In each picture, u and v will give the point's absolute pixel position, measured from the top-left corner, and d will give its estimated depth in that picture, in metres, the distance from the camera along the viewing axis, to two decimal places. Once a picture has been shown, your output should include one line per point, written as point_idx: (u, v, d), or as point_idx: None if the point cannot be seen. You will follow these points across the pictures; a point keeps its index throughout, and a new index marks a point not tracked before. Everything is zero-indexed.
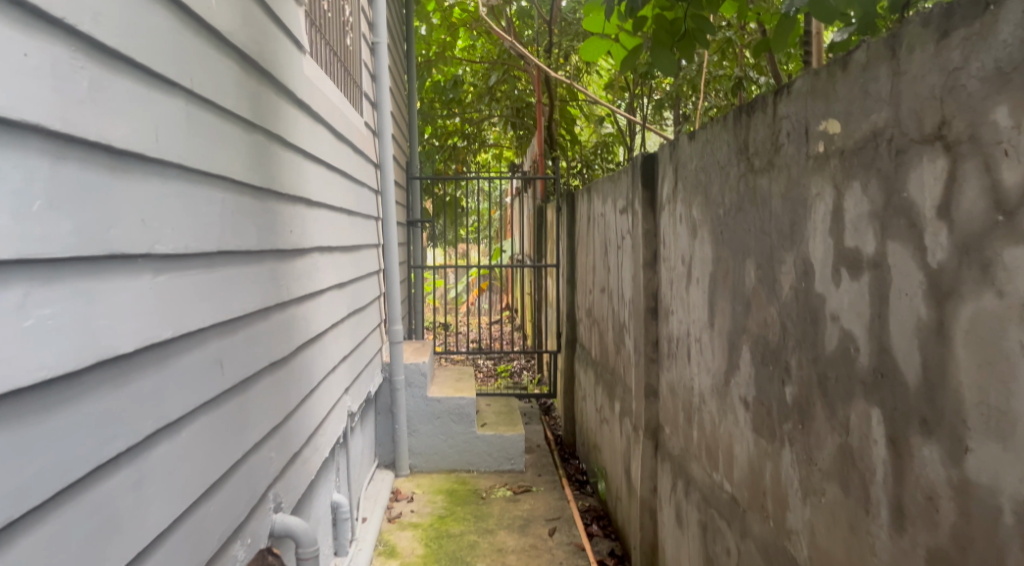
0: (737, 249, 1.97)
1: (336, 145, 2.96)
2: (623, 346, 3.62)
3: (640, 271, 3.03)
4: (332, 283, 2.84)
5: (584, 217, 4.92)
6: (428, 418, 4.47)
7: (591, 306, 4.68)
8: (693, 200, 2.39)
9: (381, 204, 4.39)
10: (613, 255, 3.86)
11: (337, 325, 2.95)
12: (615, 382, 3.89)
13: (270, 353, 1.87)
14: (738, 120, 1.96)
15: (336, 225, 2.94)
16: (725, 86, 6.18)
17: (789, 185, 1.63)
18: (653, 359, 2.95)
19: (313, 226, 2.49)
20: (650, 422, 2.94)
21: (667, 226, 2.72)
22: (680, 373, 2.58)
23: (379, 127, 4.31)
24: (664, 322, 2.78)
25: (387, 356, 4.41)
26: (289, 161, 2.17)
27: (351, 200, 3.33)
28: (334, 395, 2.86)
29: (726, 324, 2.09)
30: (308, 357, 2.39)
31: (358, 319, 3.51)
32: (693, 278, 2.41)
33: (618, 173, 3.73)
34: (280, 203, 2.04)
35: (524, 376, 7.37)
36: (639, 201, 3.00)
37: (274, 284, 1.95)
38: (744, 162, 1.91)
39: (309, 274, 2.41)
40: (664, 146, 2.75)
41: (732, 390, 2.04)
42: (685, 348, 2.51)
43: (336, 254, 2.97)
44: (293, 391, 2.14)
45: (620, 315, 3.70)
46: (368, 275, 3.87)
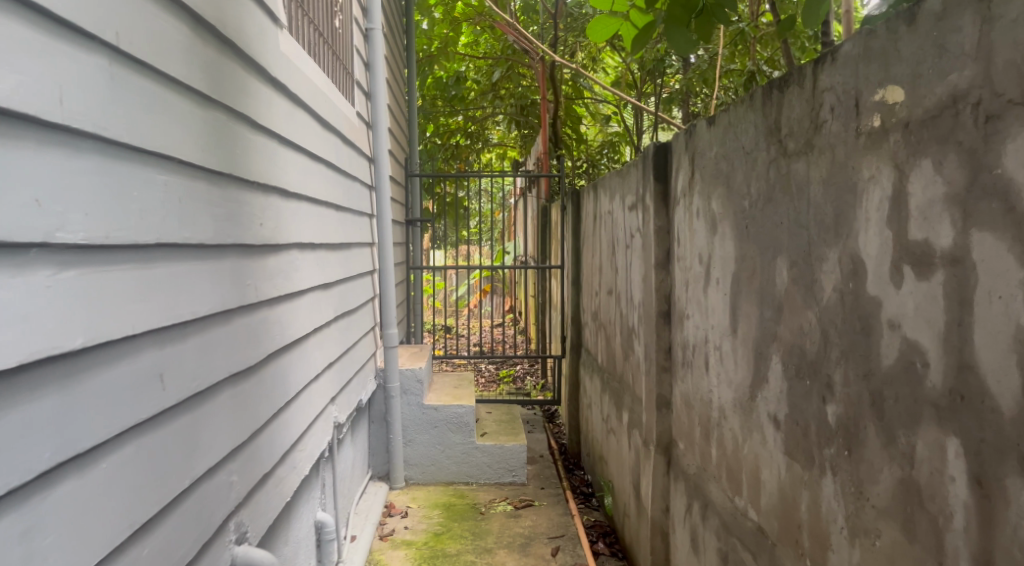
0: (765, 245, 1.73)
1: (321, 133, 2.72)
2: (633, 353, 3.37)
3: (651, 271, 2.79)
4: (315, 283, 2.60)
5: (590, 215, 4.68)
6: (425, 427, 4.23)
7: (598, 309, 4.45)
8: (712, 191, 2.15)
9: (374, 201, 4.15)
10: (622, 255, 3.62)
11: (322, 330, 2.72)
12: (622, 390, 3.65)
13: (232, 363, 1.64)
14: (766, 98, 1.72)
15: (321, 220, 2.70)
16: (736, 82, 5.94)
17: (833, 168, 1.39)
18: (665, 367, 2.70)
19: (291, 219, 2.26)
20: (663, 436, 2.69)
21: (683, 222, 2.47)
22: (697, 384, 2.33)
23: (374, 120, 4.08)
24: (679, 326, 2.54)
25: (382, 362, 4.19)
26: (259, 145, 1.93)
27: (339, 195, 3.09)
28: (318, 406, 2.62)
29: (752, 330, 1.85)
30: (284, 366, 2.15)
31: (348, 322, 3.27)
32: (712, 278, 2.17)
33: (627, 168, 3.49)
34: (247, 191, 1.81)
35: (527, 381, 7.12)
36: (651, 195, 2.76)
37: (237, 283, 1.71)
38: (775, 145, 1.67)
39: (286, 273, 2.17)
40: (679, 135, 2.51)
41: (759, 405, 1.79)
42: (702, 356, 2.27)
43: (321, 252, 2.74)
44: (263, 405, 1.90)
45: (629, 320, 3.46)
46: (360, 275, 3.64)
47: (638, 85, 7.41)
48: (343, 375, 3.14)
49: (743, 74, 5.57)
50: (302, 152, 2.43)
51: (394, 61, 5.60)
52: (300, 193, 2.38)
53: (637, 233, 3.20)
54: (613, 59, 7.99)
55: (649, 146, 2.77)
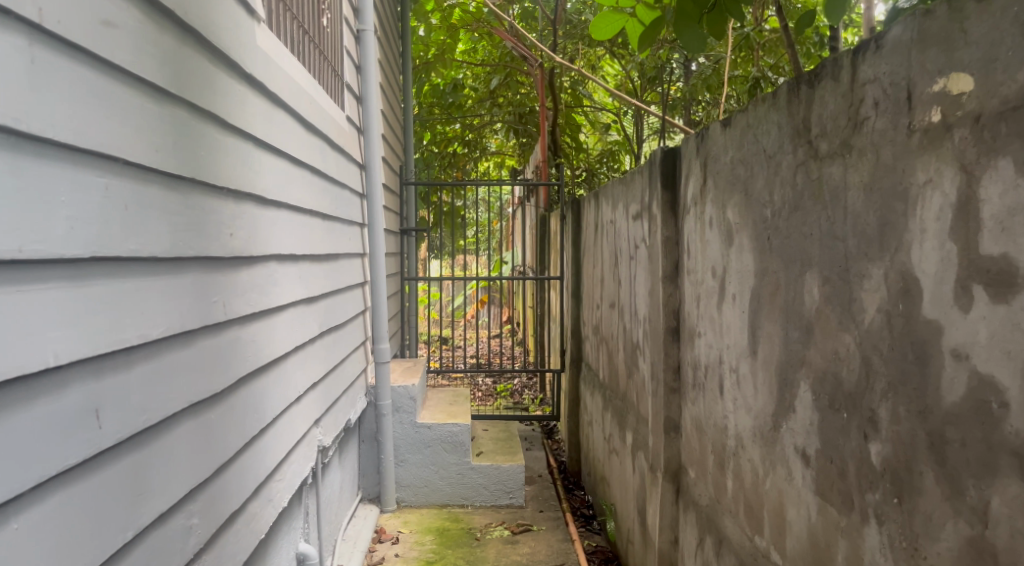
0: (791, 258, 1.56)
1: (305, 136, 2.55)
2: (637, 370, 3.18)
3: (658, 285, 2.61)
4: (297, 298, 2.42)
5: (591, 225, 4.51)
6: (418, 447, 4.05)
7: (599, 323, 4.27)
8: (728, 199, 1.98)
9: (365, 210, 3.97)
10: (625, 267, 3.44)
11: (303, 348, 2.53)
12: (626, 409, 3.47)
13: (193, 391, 1.45)
14: (791, 96, 1.55)
15: (303, 230, 2.52)
16: (740, 90, 5.81)
17: (876, 171, 1.22)
18: (673, 388, 2.52)
19: (267, 229, 2.07)
20: (671, 462, 2.51)
21: (694, 232, 2.30)
22: (710, 409, 2.15)
23: (365, 125, 3.91)
24: (689, 345, 2.36)
25: (373, 379, 4.01)
26: (230, 147, 1.76)
27: (325, 202, 2.91)
28: (299, 429, 2.43)
29: (774, 352, 1.67)
30: (259, 390, 1.96)
31: (334, 338, 3.08)
32: (728, 294, 1.99)
33: (630, 175, 3.32)
34: (214, 197, 1.63)
35: (525, 395, 6.93)
36: (658, 204, 2.58)
37: (201, 300, 1.53)
38: (803, 147, 1.49)
39: (261, 288, 1.99)
40: (689, 139, 2.34)
41: (783, 437, 1.61)
42: (716, 378, 2.09)
43: (304, 265, 2.56)
44: (233, 435, 1.71)
45: (633, 335, 3.27)
46: (349, 287, 3.46)
47: (639, 93, 7.27)
48: (329, 395, 2.95)
49: (747, 81, 5.43)
50: (283, 156, 2.26)
51: (388, 67, 5.43)
52: (280, 202, 2.20)
53: (642, 244, 3.02)
54: (613, 67, 7.86)
55: (656, 151, 2.60)
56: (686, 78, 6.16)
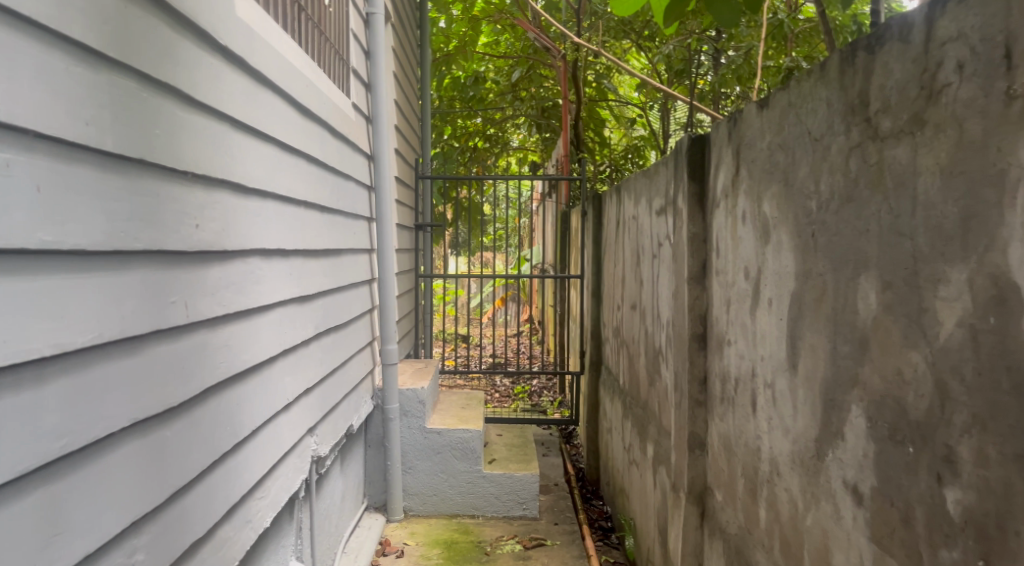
0: (840, 258, 1.32)
1: (296, 120, 2.35)
2: (660, 377, 2.95)
3: (683, 287, 2.38)
4: (287, 297, 2.22)
5: (613, 221, 4.28)
6: (426, 454, 3.84)
7: (619, 325, 4.05)
8: (764, 190, 1.74)
9: (373, 203, 3.77)
10: (647, 266, 3.20)
11: (295, 351, 2.34)
12: (647, 418, 3.24)
13: (134, 406, 1.26)
14: (842, 66, 1.32)
15: (295, 223, 2.33)
16: (772, 81, 5.56)
17: (958, 151, 0.99)
18: (699, 401, 2.28)
19: (248, 221, 1.87)
20: (696, 482, 2.28)
21: (724, 227, 2.06)
22: (740, 427, 1.91)
23: (374, 114, 3.71)
24: (717, 353, 2.13)
25: (380, 381, 3.82)
26: (200, 126, 1.56)
27: (323, 193, 2.71)
28: (289, 441, 2.23)
29: (818, 368, 1.43)
30: (235, 400, 1.76)
31: (335, 339, 2.90)
32: (762, 298, 1.76)
33: (653, 167, 3.08)
34: (172, 182, 1.44)
35: (544, 397, 6.72)
36: (684, 196, 2.34)
37: (153, 301, 1.34)
38: (858, 125, 1.26)
39: (239, 285, 1.80)
40: (719, 125, 2.10)
41: (828, 469, 1.38)
42: (748, 394, 1.85)
43: (297, 261, 2.37)
44: (197, 453, 1.52)
45: (655, 340, 3.04)
46: (353, 285, 3.27)
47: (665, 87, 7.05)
48: (326, 401, 2.75)
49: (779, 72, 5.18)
50: (270, 141, 2.06)
51: (403, 57, 5.23)
52: (265, 191, 2.01)
53: (666, 242, 2.79)
54: (639, 59, 7.63)
55: (682, 139, 2.36)
56: (715, 69, 5.92)
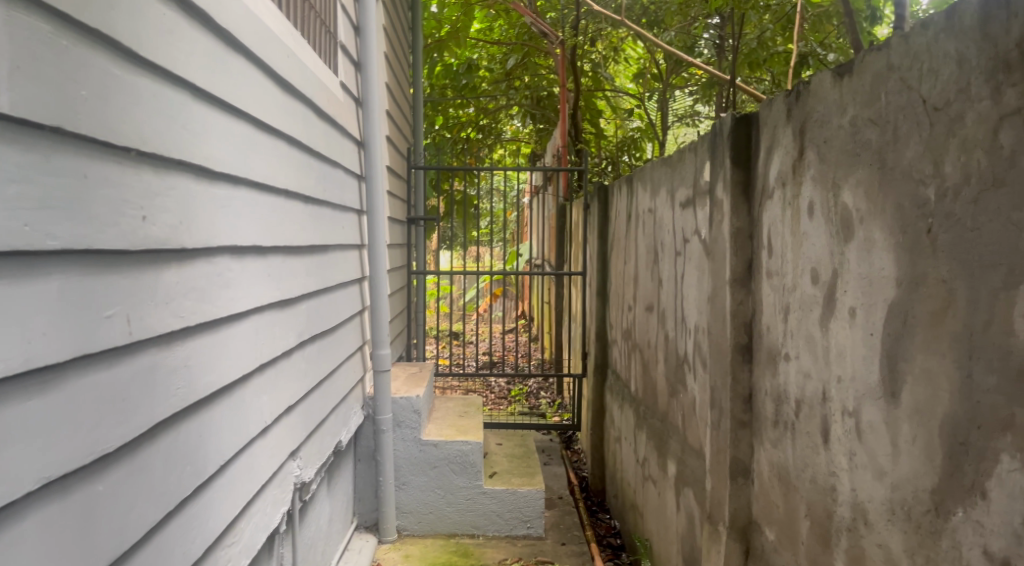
0: (980, 260, 1.02)
1: (274, 95, 2.03)
2: (688, 389, 2.65)
3: (722, 290, 2.07)
4: (264, 302, 1.90)
5: (621, 214, 3.98)
6: (421, 468, 3.54)
7: (630, 326, 3.75)
8: (842, 175, 1.44)
9: (363, 194, 3.44)
10: (669, 263, 2.90)
11: (274, 364, 2.02)
12: (668, 431, 2.95)
13: (40, 465, 0.97)
14: (986, 11, 1.02)
15: (273, 216, 2.00)
16: (780, 69, 5.30)
17: None
18: (743, 422, 1.98)
19: (213, 212, 1.55)
20: (738, 514, 1.98)
21: (780, 220, 1.76)
22: (804, 459, 1.61)
23: (365, 96, 3.38)
24: (770, 369, 1.83)
25: (371, 389, 3.50)
26: (141, 91, 1.24)
27: (306, 181, 2.38)
28: (267, 470, 1.91)
29: (935, 400, 1.13)
30: (198, 432, 1.44)
31: (320, 347, 2.58)
32: (840, 307, 1.45)
33: (678, 154, 2.78)
34: (103, 160, 1.12)
35: (542, 399, 6.42)
36: (725, 185, 2.03)
37: (77, 318, 1.04)
38: (1016, 86, 0.96)
39: (203, 292, 1.47)
40: (774, 100, 1.79)
41: (955, 533, 1.09)
42: (816, 422, 1.55)
43: (277, 260, 2.04)
44: (142, 507, 1.21)
45: (680, 347, 2.74)
46: (341, 286, 2.94)
47: (664, 77, 6.77)
48: (311, 417, 2.43)
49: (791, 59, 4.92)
50: (240, 116, 1.73)
51: (395, 37, 4.90)
52: (235, 174, 1.68)
53: (698, 237, 2.48)
54: (636, 48, 7.33)
55: (723, 119, 2.05)
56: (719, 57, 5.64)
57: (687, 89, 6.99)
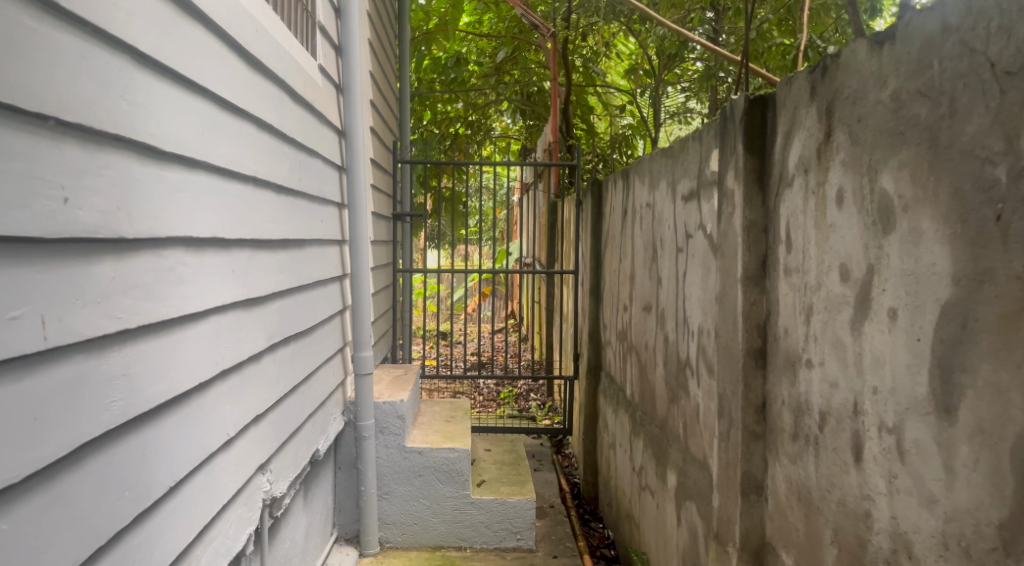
0: None
1: (240, 71, 1.83)
2: (690, 396, 2.48)
3: (732, 288, 1.90)
4: (226, 301, 1.70)
5: (617, 210, 3.80)
6: (406, 477, 3.36)
7: (626, 327, 3.58)
8: (879, 158, 1.27)
9: (344, 187, 3.24)
10: (670, 260, 2.73)
11: (239, 370, 1.82)
12: (668, 439, 2.78)
13: None
14: None
15: (240, 205, 1.81)
16: (776, 63, 5.15)
17: None
18: (756, 435, 1.81)
19: (164, 198, 1.36)
20: (750, 535, 1.81)
21: (800, 211, 1.59)
22: (829, 477, 1.44)
23: (347, 83, 3.18)
24: (789, 376, 1.66)
25: (352, 393, 3.31)
26: (66, 51, 1.05)
27: (279, 169, 2.18)
28: (229, 488, 1.70)
29: (1009, 418, 0.97)
30: (142, 451, 1.24)
31: (295, 349, 2.38)
32: (875, 308, 1.28)
33: (680, 144, 2.61)
34: (7, 130, 0.93)
35: (532, 402, 6.25)
36: (738, 174, 1.86)
37: None
38: None
39: (149, 288, 1.28)
40: (794, 79, 1.62)
41: None
42: (846, 437, 1.38)
43: (243, 254, 1.85)
44: (70, 543, 1.03)
45: (682, 351, 2.57)
46: (319, 284, 2.75)
47: (656, 72, 6.60)
48: (284, 427, 2.24)
49: (789, 51, 4.78)
50: (197, 90, 1.53)
51: (380, 26, 4.70)
52: (191, 156, 1.49)
53: (703, 232, 2.31)
54: (628, 42, 7.17)
55: (735, 102, 1.87)
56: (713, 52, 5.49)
57: (679, 84, 6.83)
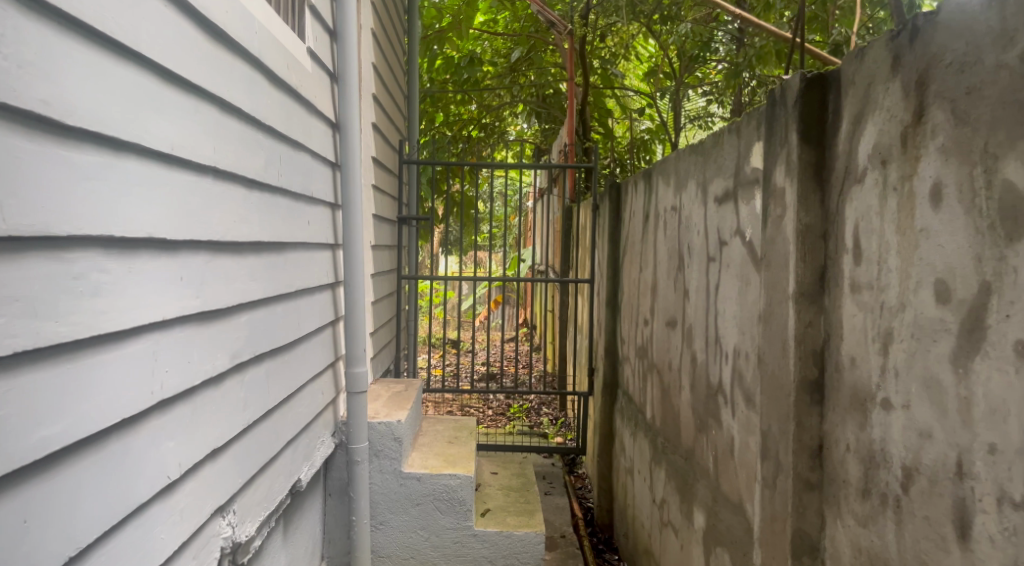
0: None
1: (193, 41, 1.56)
2: (723, 427, 2.17)
3: (781, 307, 1.59)
4: (168, 316, 1.42)
5: (637, 215, 3.50)
6: (402, 505, 3.06)
7: (646, 343, 3.27)
8: (1002, 142, 0.97)
9: (338, 185, 2.96)
10: (699, 271, 2.42)
11: (188, 398, 1.52)
12: (695, 473, 2.47)
13: None
14: None
15: (192, 199, 1.54)
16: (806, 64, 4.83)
17: None
18: (812, 485, 1.49)
19: (64, 189, 1.12)
20: None
21: (873, 214, 1.27)
22: (918, 554, 1.13)
23: (342, 71, 2.89)
24: (855, 417, 1.34)
25: (344, 412, 3.01)
26: None
27: (251, 160, 1.90)
28: (170, 542, 1.42)
29: None
30: (19, 517, 1.02)
31: (270, 368, 2.08)
32: (993, 340, 0.98)
33: (712, 140, 2.30)
34: None
35: (544, 417, 5.94)
36: (790, 170, 1.55)
37: None
38: None
39: (39, 304, 1.06)
40: (865, 52, 1.32)
41: None
42: (942, 505, 1.07)
43: (196, 259, 1.56)
44: None
45: (714, 374, 2.26)
46: (305, 292, 2.46)
47: (677, 75, 6.30)
48: (255, 458, 1.95)
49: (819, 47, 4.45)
50: (115, 50, 1.27)
51: (387, 18, 4.43)
52: (104, 131, 1.22)
53: (742, 240, 2.00)
54: (647, 44, 6.87)
55: (785, 85, 1.57)
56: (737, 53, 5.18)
57: (700, 88, 6.53)
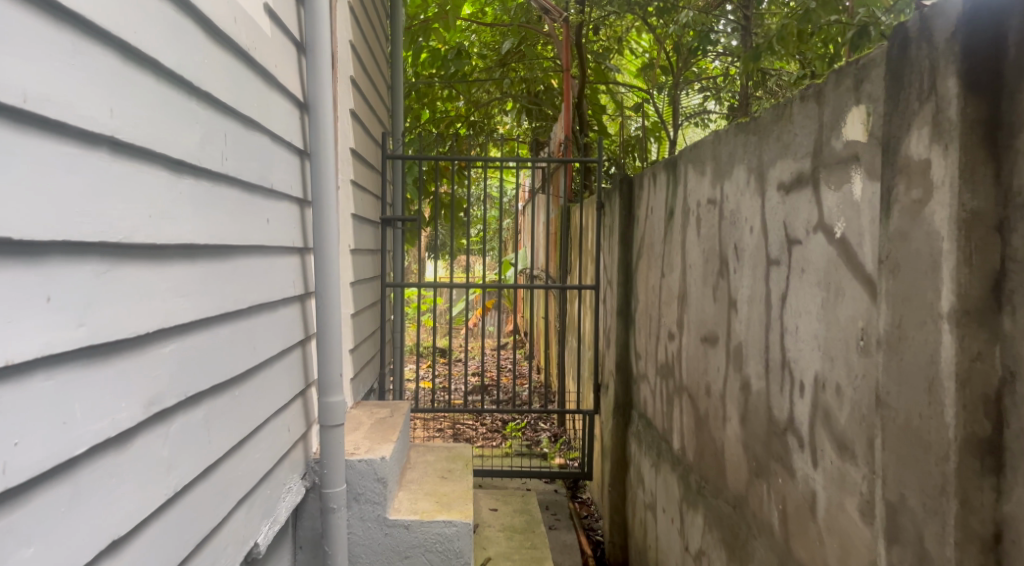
0: None
1: None
2: (796, 478, 1.69)
3: (924, 331, 1.11)
4: (19, 359, 0.93)
5: (659, 211, 3.02)
6: (387, 559, 2.56)
7: (672, 359, 2.79)
8: None
9: (308, 177, 2.45)
10: (755, 276, 1.95)
11: (66, 474, 1.03)
12: (750, 526, 1.99)
13: None
14: None
15: (78, 180, 1.07)
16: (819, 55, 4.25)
17: None
18: None
19: None
20: None
21: None
22: None
23: (311, 42, 2.40)
24: None
25: (317, 449, 2.51)
26: None
27: (179, 137, 1.41)
28: None
29: None
30: None
31: (210, 412, 1.57)
32: None
33: (773, 114, 1.84)
34: None
35: (542, 434, 5.47)
36: (940, 136, 1.08)
37: None
38: None
39: None
40: None
41: None
42: None
43: (78, 269, 1.07)
44: None
45: (780, 409, 1.79)
46: (263, 307, 1.96)
47: (674, 69, 5.78)
48: (190, 536, 1.44)
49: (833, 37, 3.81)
50: None
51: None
52: None
53: (828, 235, 1.53)
54: (641, 37, 6.37)
55: (932, 18, 1.11)
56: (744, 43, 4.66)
57: (700, 83, 6.04)
